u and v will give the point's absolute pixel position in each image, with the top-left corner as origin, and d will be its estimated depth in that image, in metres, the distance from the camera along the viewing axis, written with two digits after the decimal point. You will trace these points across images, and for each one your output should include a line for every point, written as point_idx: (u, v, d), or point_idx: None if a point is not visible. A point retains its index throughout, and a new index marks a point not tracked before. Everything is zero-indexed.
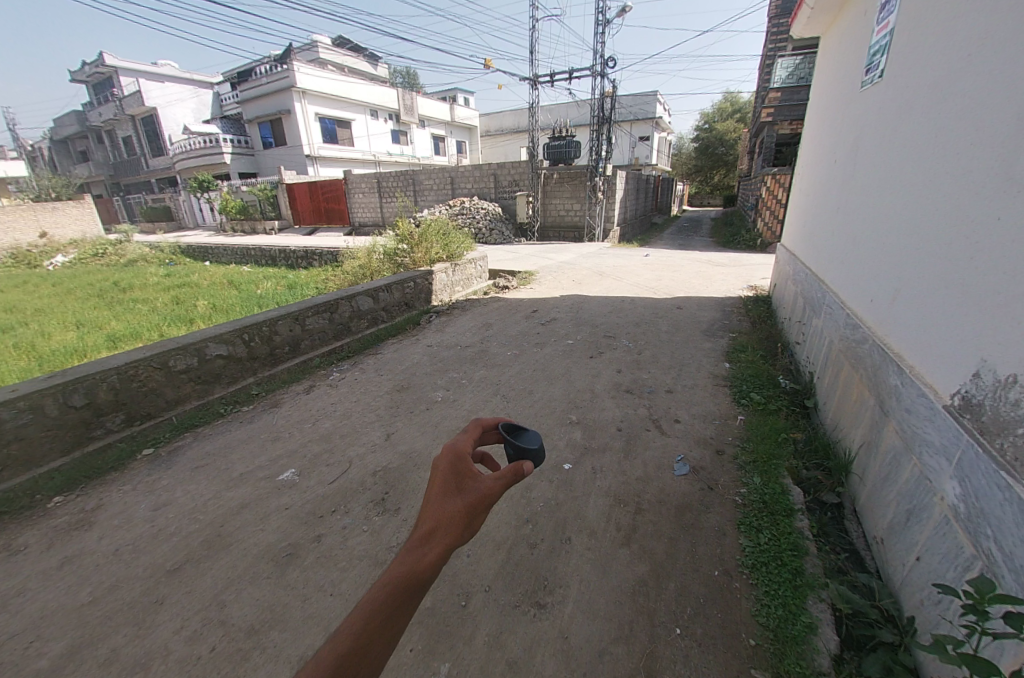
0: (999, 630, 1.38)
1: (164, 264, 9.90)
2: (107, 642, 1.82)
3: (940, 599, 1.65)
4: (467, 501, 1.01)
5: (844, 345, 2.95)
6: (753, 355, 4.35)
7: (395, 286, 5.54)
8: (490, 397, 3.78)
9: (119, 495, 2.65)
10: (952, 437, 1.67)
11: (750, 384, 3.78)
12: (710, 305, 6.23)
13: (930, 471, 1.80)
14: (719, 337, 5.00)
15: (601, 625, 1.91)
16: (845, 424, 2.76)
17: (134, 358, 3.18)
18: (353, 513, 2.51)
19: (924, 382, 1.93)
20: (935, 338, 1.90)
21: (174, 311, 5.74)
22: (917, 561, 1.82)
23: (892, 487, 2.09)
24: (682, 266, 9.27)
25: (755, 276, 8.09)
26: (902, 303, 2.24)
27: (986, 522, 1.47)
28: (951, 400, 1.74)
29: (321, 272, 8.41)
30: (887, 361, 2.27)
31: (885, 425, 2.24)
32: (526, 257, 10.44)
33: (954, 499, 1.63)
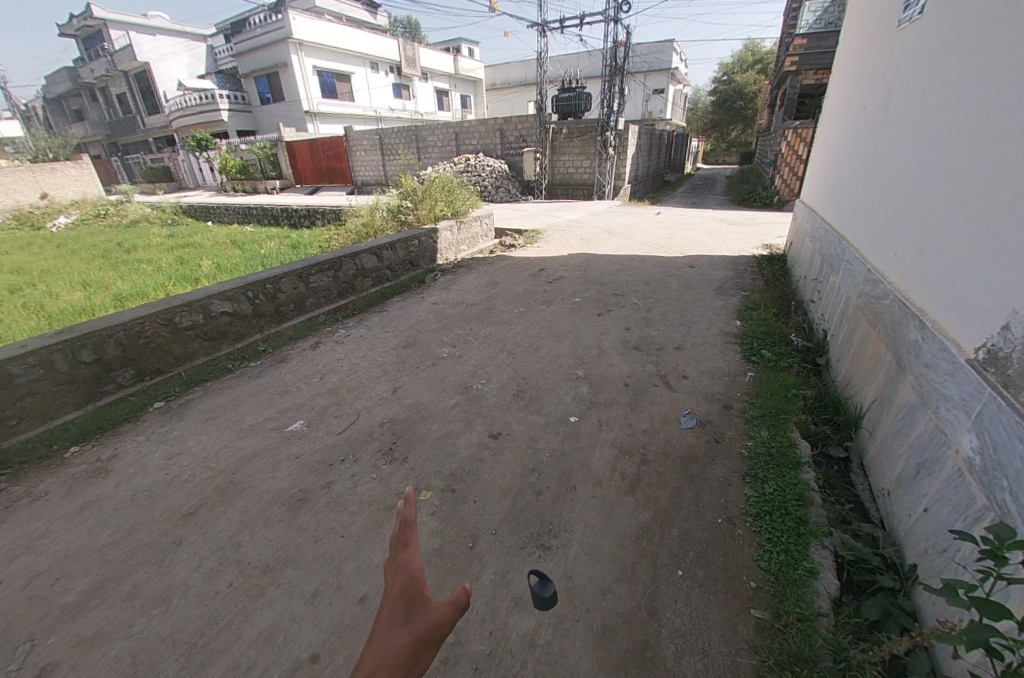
0: (1014, 577, 1.34)
1: (167, 225, 9.80)
2: (128, 579, 1.90)
3: (945, 548, 1.64)
4: (415, 637, 0.83)
5: (863, 302, 2.84)
6: (766, 312, 4.24)
7: (400, 244, 5.43)
8: (496, 354, 3.75)
9: (133, 445, 2.71)
10: (974, 392, 1.61)
11: (761, 341, 3.71)
12: (723, 264, 6.05)
13: (946, 425, 1.75)
14: (731, 296, 4.87)
15: (604, 566, 1.95)
16: (857, 380, 2.70)
17: (140, 315, 3.18)
18: (362, 461, 2.56)
19: (948, 336, 1.84)
20: (963, 291, 1.79)
21: (179, 271, 5.71)
22: (924, 513, 1.81)
23: (903, 443, 2.05)
24: (695, 225, 8.97)
25: (771, 236, 7.81)
26: (929, 256, 2.11)
27: (1003, 474, 1.43)
28: (976, 354, 1.66)
29: (325, 231, 8.28)
30: (909, 317, 2.18)
31: (901, 381, 2.18)
32: (534, 215, 10.16)
33: (970, 452, 1.59)
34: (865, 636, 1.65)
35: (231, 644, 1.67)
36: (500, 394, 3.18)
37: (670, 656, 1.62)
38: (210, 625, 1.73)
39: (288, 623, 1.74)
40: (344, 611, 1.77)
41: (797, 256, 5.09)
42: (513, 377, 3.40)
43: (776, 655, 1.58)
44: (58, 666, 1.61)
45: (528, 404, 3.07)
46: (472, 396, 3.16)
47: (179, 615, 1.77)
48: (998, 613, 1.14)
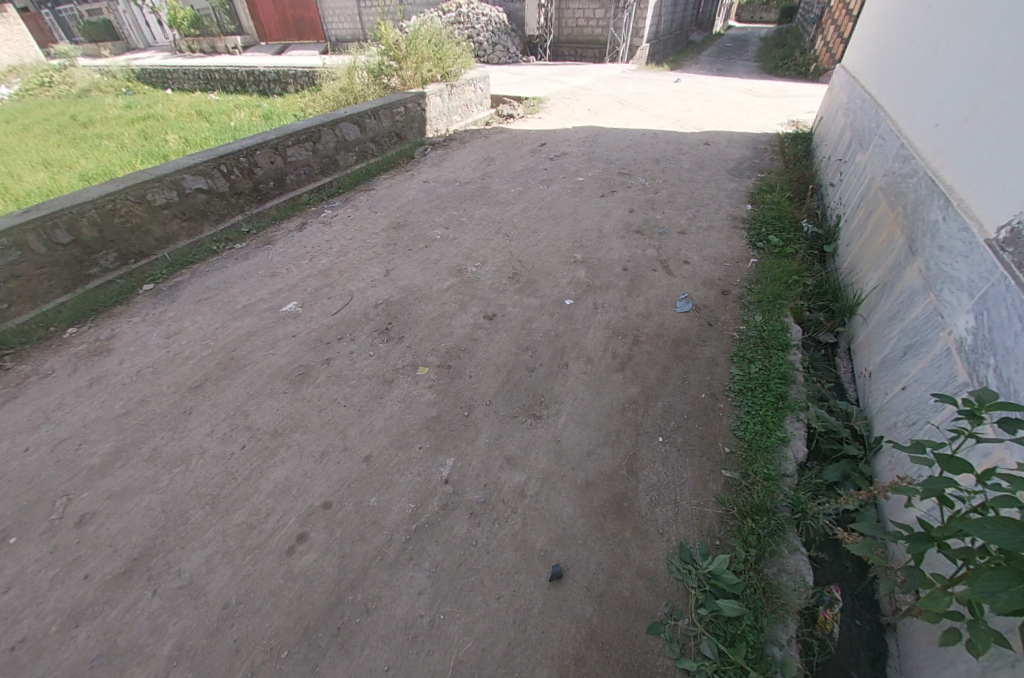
0: (986, 436, 1.34)
1: (124, 93, 8.72)
2: (148, 443, 2.06)
3: (914, 422, 1.72)
4: None
5: (887, 182, 2.62)
6: (780, 196, 3.93)
7: (383, 112, 4.89)
8: (492, 236, 3.59)
9: (129, 326, 2.73)
10: (983, 273, 1.53)
11: (770, 225, 3.54)
12: (741, 141, 5.54)
13: (945, 308, 1.71)
14: (746, 177, 4.53)
15: (591, 432, 2.09)
16: (862, 266, 2.62)
17: (107, 192, 2.97)
18: (359, 340, 2.60)
19: (971, 215, 1.71)
20: (1001, 161, 1.61)
21: (144, 147, 5.22)
22: (901, 391, 1.86)
23: (897, 327, 2.04)
24: (717, 95, 8.04)
25: (800, 110, 7.05)
26: (972, 124, 1.87)
27: (991, 353, 1.41)
28: (995, 235, 1.55)
29: (300, 99, 7.40)
30: (934, 195, 2.01)
31: (909, 264, 2.10)
32: (535, 80, 9.01)
33: (963, 333, 1.57)
34: (822, 492, 1.81)
35: (250, 495, 1.86)
36: (496, 277, 3.11)
37: (644, 504, 1.81)
38: (229, 481, 1.91)
39: (300, 478, 1.91)
40: (350, 468, 1.95)
41: (824, 134, 4.62)
42: (509, 260, 3.30)
43: (739, 506, 1.75)
44: (98, 514, 1.81)
45: (524, 287, 3.02)
46: (467, 278, 3.10)
47: (200, 472, 1.94)
48: (960, 465, 1.16)
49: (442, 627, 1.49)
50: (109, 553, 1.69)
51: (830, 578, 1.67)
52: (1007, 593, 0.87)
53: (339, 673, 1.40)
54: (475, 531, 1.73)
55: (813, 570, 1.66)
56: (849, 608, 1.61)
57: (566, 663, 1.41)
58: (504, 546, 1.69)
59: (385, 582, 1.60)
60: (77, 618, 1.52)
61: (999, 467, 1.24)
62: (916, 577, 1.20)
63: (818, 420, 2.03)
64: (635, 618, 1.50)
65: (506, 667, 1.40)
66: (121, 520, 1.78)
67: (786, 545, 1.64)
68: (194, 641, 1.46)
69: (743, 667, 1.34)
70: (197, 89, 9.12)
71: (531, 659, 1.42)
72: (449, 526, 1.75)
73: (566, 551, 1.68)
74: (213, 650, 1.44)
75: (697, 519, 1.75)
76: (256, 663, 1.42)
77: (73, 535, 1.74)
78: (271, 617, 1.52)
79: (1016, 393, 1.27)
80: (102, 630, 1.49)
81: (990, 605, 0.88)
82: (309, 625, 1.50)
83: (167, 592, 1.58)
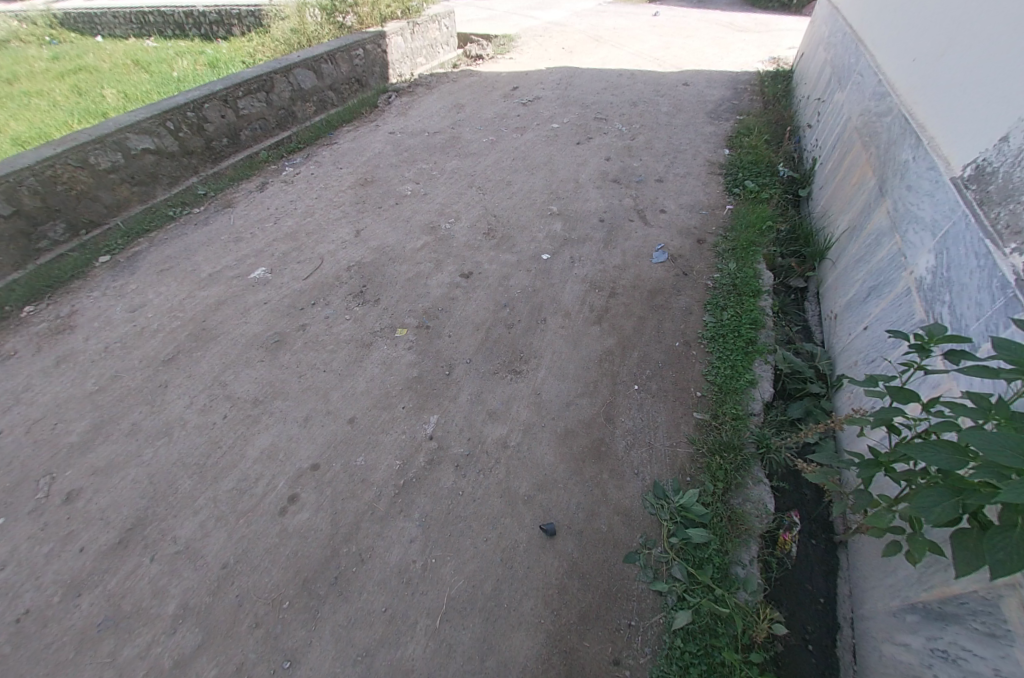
0: (932, 368, 1.44)
1: (47, 41, 7.83)
2: (126, 418, 2.04)
3: (873, 359, 1.82)
4: None
5: (863, 122, 2.61)
6: (757, 139, 3.87)
7: (341, 56, 4.57)
8: (465, 190, 3.48)
9: (91, 301, 2.63)
10: (946, 211, 1.57)
11: (747, 170, 3.52)
12: (720, 81, 5.37)
13: (909, 248, 1.77)
14: (724, 120, 4.43)
15: (570, 383, 2.15)
16: (834, 210, 2.66)
17: (45, 156, 2.76)
18: (333, 304, 2.56)
19: (939, 154, 1.73)
20: (972, 98, 1.61)
21: (80, 104, 4.78)
22: (864, 331, 1.95)
23: (863, 269, 2.11)
24: (696, 30, 7.67)
25: (780, 46, 6.82)
26: (948, 59, 1.85)
27: (947, 290, 1.48)
28: (961, 173, 1.57)
29: (248, 43, 6.78)
30: (906, 134, 2.02)
31: (878, 206, 2.14)
32: (504, 16, 8.42)
33: (923, 272, 1.63)
34: (786, 428, 1.93)
35: (237, 462, 1.89)
36: (471, 234, 3.05)
37: (620, 448, 1.90)
38: (214, 449, 1.93)
39: (286, 443, 1.94)
40: (335, 429, 1.99)
41: (804, 72, 4.51)
42: (484, 215, 3.22)
43: (709, 444, 1.86)
44: (84, 490, 1.81)
45: (500, 243, 2.97)
46: (441, 236, 3.03)
47: (184, 443, 1.95)
48: (907, 395, 1.25)
49: (434, 570, 1.59)
50: (102, 526, 1.71)
51: (790, 505, 1.82)
52: (941, 506, 0.97)
53: (339, 617, 1.49)
54: (461, 482, 1.81)
55: (774, 499, 1.80)
56: (806, 529, 1.76)
57: (550, 593, 1.53)
58: (490, 494, 1.78)
59: (377, 533, 1.68)
60: (78, 587, 1.57)
61: (945, 395, 1.33)
62: (865, 498, 1.31)
63: (785, 362, 2.13)
64: (613, 550, 1.63)
65: (496, 601, 1.52)
66: (109, 494, 1.80)
67: (751, 478, 1.76)
68: (196, 600, 1.53)
69: (709, 586, 1.47)
70: (131, 34, 8.24)
71: (518, 592, 1.54)
72: (436, 479, 1.82)
73: (548, 495, 1.77)
74: (216, 606, 1.51)
75: (670, 459, 1.86)
76: (258, 614, 1.50)
77: (61, 511, 1.75)
78: (269, 573, 1.59)
79: (965, 327, 1.35)
80: (104, 597, 1.54)
81: (925, 517, 0.98)
82: (307, 577, 1.57)
83: (164, 558, 1.63)
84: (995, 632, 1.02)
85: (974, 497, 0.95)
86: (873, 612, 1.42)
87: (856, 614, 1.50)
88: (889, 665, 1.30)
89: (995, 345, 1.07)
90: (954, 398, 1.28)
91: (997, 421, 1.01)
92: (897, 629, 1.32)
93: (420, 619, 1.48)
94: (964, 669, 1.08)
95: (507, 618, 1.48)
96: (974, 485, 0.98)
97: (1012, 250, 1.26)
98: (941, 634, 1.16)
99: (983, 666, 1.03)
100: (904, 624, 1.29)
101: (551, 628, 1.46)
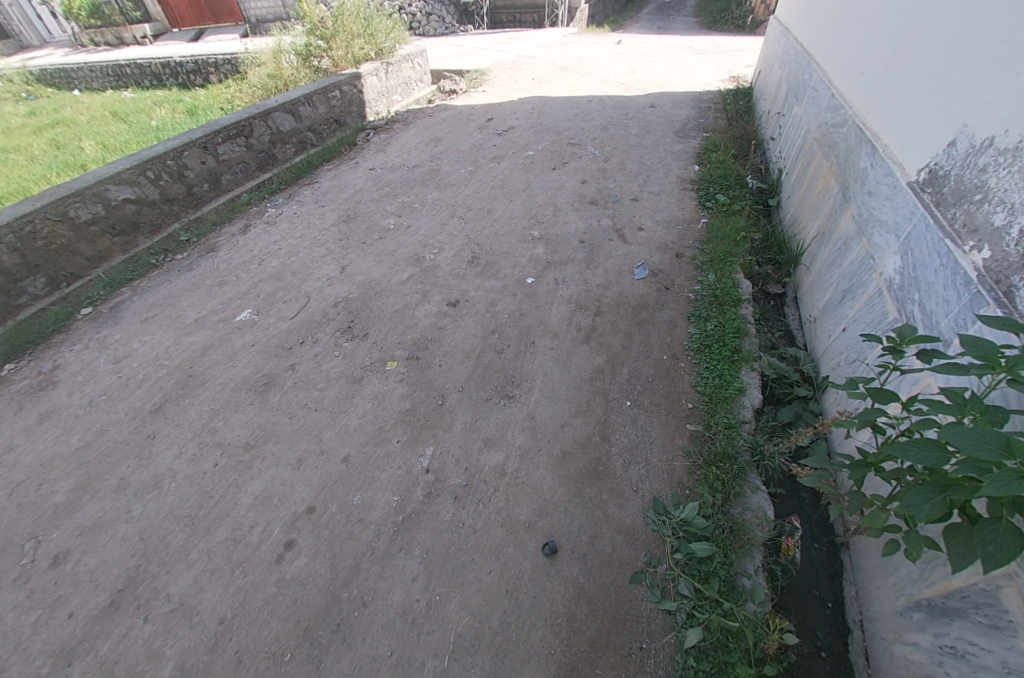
0: (909, 367, 1.49)
1: (24, 97, 7.84)
2: (114, 474, 2.00)
3: (854, 359, 1.87)
4: None
5: (821, 133, 2.74)
6: (724, 154, 4.02)
7: (318, 98, 4.66)
8: (447, 220, 3.54)
9: (73, 355, 2.59)
10: (906, 214, 1.65)
11: (718, 185, 3.64)
12: (685, 101, 5.60)
13: (876, 250, 1.84)
14: (692, 138, 4.60)
15: (563, 405, 2.16)
16: (804, 217, 2.76)
17: (24, 212, 2.76)
18: (322, 341, 2.57)
19: (894, 160, 1.82)
20: (919, 108, 1.72)
21: (57, 158, 4.78)
22: (843, 332, 2.00)
23: (836, 272, 2.19)
24: (660, 54, 8.03)
25: (739, 66, 7.14)
26: (894, 72, 1.97)
27: (915, 289, 1.53)
28: (916, 177, 1.65)
29: (226, 89, 6.90)
30: (862, 143, 2.12)
31: (844, 210, 2.23)
32: (474, 51, 8.72)
33: (892, 273, 1.69)
34: (778, 433, 1.96)
35: (231, 510, 1.85)
36: (455, 263, 3.10)
37: (617, 466, 1.91)
38: (206, 499, 1.89)
39: (281, 487, 1.91)
40: (330, 470, 1.96)
41: (763, 87, 4.72)
42: (467, 244, 3.28)
43: (703, 456, 1.88)
44: (71, 551, 1.76)
45: (484, 270, 3.02)
46: (426, 267, 3.07)
47: (175, 495, 1.91)
48: (888, 397, 1.29)
49: (438, 608, 1.56)
50: (92, 589, 1.65)
51: (789, 510, 1.83)
52: (930, 503, 0.99)
53: (343, 665, 1.45)
54: (460, 514, 1.80)
55: (773, 505, 1.81)
56: (808, 533, 1.77)
57: (558, 622, 1.51)
58: (490, 524, 1.76)
59: (379, 574, 1.65)
60: (69, 656, 1.50)
61: (924, 392, 1.37)
62: (858, 500, 1.34)
63: (770, 368, 2.17)
64: (618, 571, 1.62)
65: (503, 635, 1.49)
66: (98, 554, 1.75)
67: (748, 486, 1.77)
68: (194, 660, 1.48)
69: (717, 600, 1.47)
70: (108, 87, 8.33)
71: (526, 623, 1.51)
72: (436, 513, 1.80)
73: (550, 521, 1.76)
74: (215, 665, 1.46)
75: (667, 473, 1.87)
76: (260, 669, 1.45)
77: (48, 577, 1.69)
78: (268, 625, 1.54)
79: (935, 324, 1.40)
80: (97, 664, 1.48)
81: (915, 515, 1.01)
82: (309, 626, 1.53)
83: (158, 618, 1.57)
84: (999, 624, 1.03)
85: (959, 492, 0.98)
86: (881, 613, 1.43)
87: (865, 616, 1.50)
88: (903, 666, 1.30)
89: (962, 342, 1.12)
90: (933, 394, 1.33)
91: (972, 415, 1.05)
92: (905, 629, 1.32)
93: (427, 661, 1.45)
94: (973, 665, 1.09)
95: (517, 652, 1.45)
96: (959, 480, 1.02)
97: (971, 248, 1.33)
98: (948, 631, 1.16)
99: (991, 659, 1.05)
100: (911, 622, 1.30)
101: (562, 658, 1.44)
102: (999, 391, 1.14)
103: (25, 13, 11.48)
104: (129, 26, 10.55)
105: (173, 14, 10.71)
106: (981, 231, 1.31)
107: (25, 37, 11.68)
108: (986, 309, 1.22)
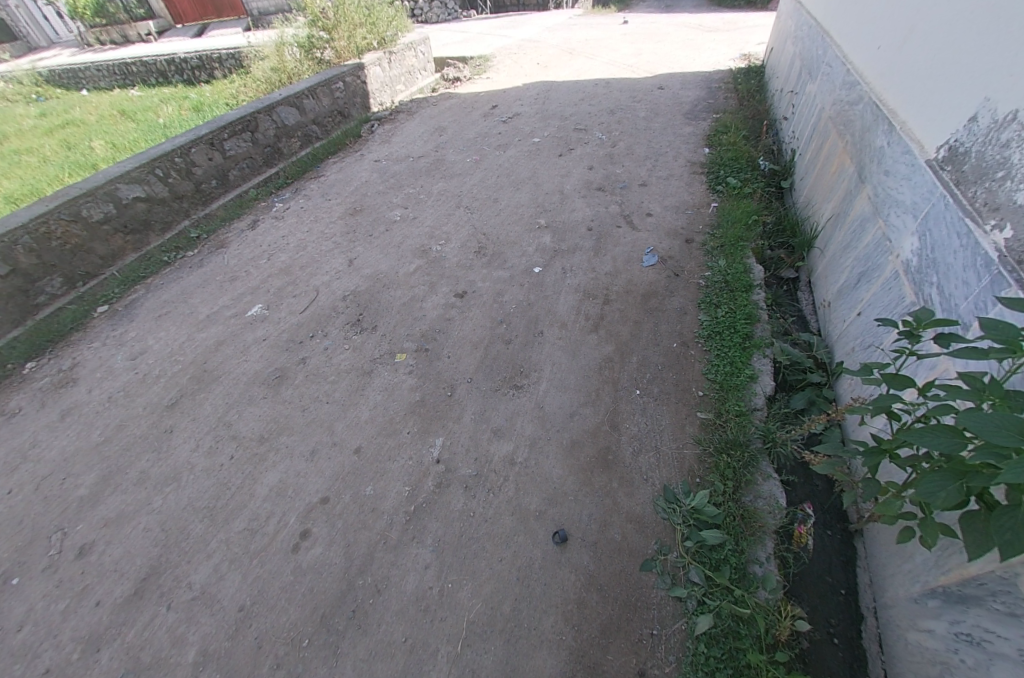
0: (926, 351, 1.45)
1: (34, 98, 7.96)
2: (134, 467, 2.05)
3: (869, 344, 1.83)
4: None
5: (835, 111, 2.66)
6: (735, 136, 3.92)
7: (321, 90, 4.64)
8: (453, 211, 3.52)
9: (92, 352, 2.65)
10: (925, 194, 1.59)
11: (729, 167, 3.55)
12: (694, 82, 5.47)
13: (892, 232, 1.79)
14: (701, 120, 4.49)
15: (571, 394, 2.16)
16: (818, 199, 2.69)
17: (38, 213, 2.81)
18: (332, 335, 2.58)
19: (912, 138, 1.76)
20: (938, 82, 1.65)
21: (68, 158, 4.83)
22: (858, 316, 1.96)
23: (851, 255, 2.13)
24: (668, 33, 7.84)
25: (749, 43, 6.94)
26: (912, 45, 1.89)
27: (933, 270, 1.49)
28: (936, 155, 1.59)
29: (231, 84, 6.91)
30: (879, 121, 2.05)
31: (860, 191, 2.16)
32: (477, 37, 8.59)
33: (909, 255, 1.65)
34: (790, 420, 1.94)
35: (247, 502, 1.89)
36: (461, 254, 3.09)
37: (627, 455, 1.91)
38: (224, 491, 1.93)
39: (295, 478, 1.95)
40: (343, 461, 1.99)
41: (775, 65, 4.58)
42: (473, 234, 3.26)
43: (714, 443, 1.86)
44: (96, 542, 1.81)
45: (491, 260, 3.00)
46: (433, 259, 3.06)
47: (192, 487, 1.96)
48: (904, 383, 1.26)
49: (451, 595, 1.58)
50: (117, 579, 1.71)
51: (802, 498, 1.82)
52: (945, 491, 0.98)
53: (360, 651, 1.48)
54: (471, 503, 1.81)
55: (786, 492, 1.80)
56: (820, 521, 1.75)
57: (570, 608, 1.53)
58: (501, 513, 1.78)
59: (392, 562, 1.67)
60: (97, 642, 1.56)
61: (942, 377, 1.34)
62: (873, 487, 1.32)
63: (783, 354, 2.14)
64: (628, 560, 1.62)
65: (515, 621, 1.51)
66: (121, 544, 1.80)
67: (760, 474, 1.76)
68: (216, 646, 1.52)
69: (728, 587, 1.47)
70: (116, 86, 8.38)
71: (537, 610, 1.53)
72: (446, 502, 1.82)
73: (560, 510, 1.77)
74: (236, 650, 1.51)
75: (678, 462, 1.86)
76: (279, 655, 1.49)
77: (75, 567, 1.75)
78: (286, 612, 1.58)
79: (954, 308, 1.36)
80: (124, 650, 1.54)
81: (931, 502, 0.99)
82: (325, 613, 1.57)
83: (180, 605, 1.62)
84: (1016, 611, 1.02)
85: (977, 480, 0.96)
86: (895, 600, 1.41)
87: (879, 603, 1.49)
88: (916, 653, 1.30)
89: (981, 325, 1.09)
90: (950, 379, 1.30)
91: (991, 401, 1.02)
92: (920, 616, 1.31)
93: (440, 647, 1.47)
94: (990, 652, 1.08)
95: (529, 638, 1.47)
96: (977, 467, 0.99)
97: (992, 228, 1.29)
98: (964, 618, 1.15)
99: (1008, 646, 1.03)
100: (926, 609, 1.28)
101: (573, 644, 1.46)
102: (1019, 376, 1.11)
103: (32, 16, 11.57)
104: (132, 23, 10.54)
105: (177, 10, 10.75)
106: (1003, 209, 1.27)
107: (33, 38, 11.74)
108: (1006, 291, 1.18)
